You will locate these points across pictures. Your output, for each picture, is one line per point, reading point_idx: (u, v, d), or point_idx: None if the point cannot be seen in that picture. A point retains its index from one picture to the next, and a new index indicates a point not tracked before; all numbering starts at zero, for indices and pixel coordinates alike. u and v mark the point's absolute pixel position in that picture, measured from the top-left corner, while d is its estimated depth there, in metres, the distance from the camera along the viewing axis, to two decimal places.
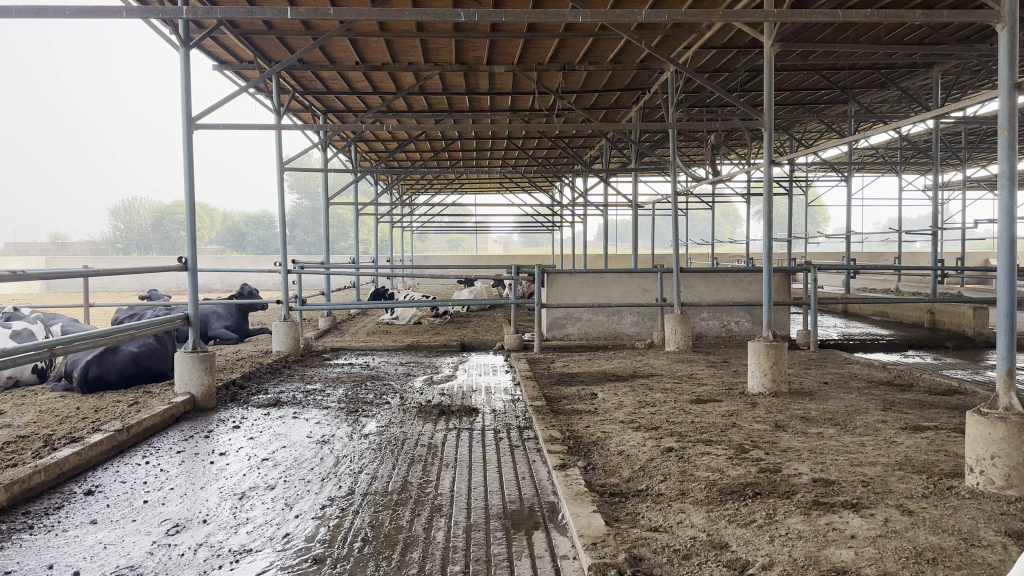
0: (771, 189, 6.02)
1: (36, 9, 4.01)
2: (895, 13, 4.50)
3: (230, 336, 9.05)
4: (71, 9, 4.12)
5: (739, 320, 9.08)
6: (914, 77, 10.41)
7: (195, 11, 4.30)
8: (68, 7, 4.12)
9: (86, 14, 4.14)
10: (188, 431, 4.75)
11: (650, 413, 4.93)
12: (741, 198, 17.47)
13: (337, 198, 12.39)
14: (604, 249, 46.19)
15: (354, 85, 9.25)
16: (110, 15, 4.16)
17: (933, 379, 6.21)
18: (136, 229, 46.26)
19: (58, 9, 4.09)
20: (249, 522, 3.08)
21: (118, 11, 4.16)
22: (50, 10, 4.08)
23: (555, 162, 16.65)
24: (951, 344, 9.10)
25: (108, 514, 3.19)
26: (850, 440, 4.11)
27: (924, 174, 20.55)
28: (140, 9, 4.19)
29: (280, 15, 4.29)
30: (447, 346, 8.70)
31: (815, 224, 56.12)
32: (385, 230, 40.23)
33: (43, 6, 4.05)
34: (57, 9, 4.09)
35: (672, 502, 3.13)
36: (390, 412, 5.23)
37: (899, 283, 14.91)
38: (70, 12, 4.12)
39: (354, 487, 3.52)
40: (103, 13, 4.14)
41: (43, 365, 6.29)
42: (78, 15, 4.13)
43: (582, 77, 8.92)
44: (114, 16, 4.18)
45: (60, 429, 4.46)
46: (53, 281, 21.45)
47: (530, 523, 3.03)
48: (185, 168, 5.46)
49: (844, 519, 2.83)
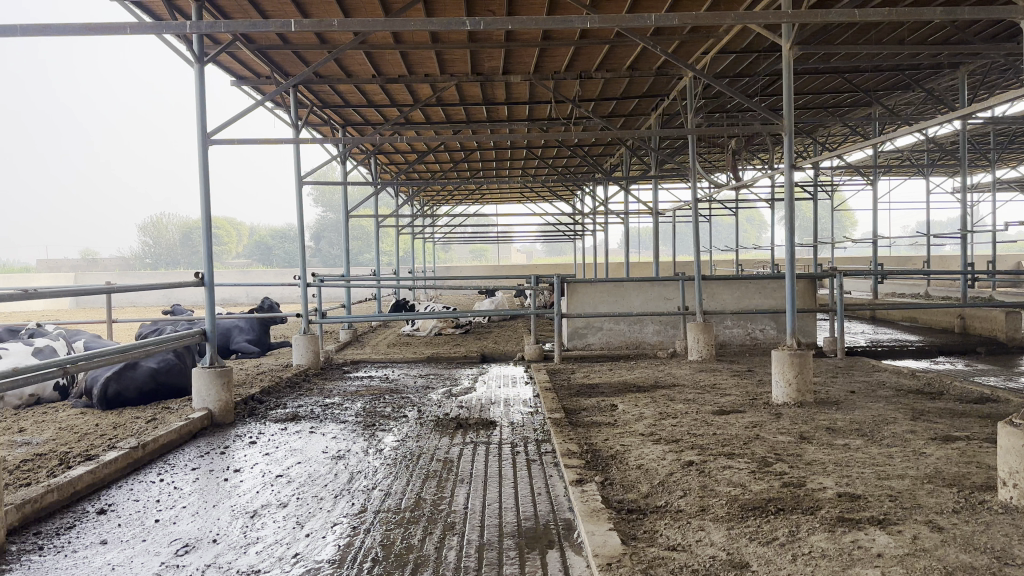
0: (793, 195, 5.85)
1: (40, 27, 4.00)
2: (916, 11, 4.38)
3: (252, 350, 9.08)
4: (74, 26, 4.12)
5: (764, 328, 8.91)
6: (939, 78, 10.21)
7: (200, 25, 4.28)
8: (71, 24, 4.12)
9: (91, 31, 4.15)
10: (205, 447, 4.73)
11: (671, 425, 4.82)
12: (765, 204, 17.27)
13: (357, 209, 12.38)
14: (626, 257, 46.06)
15: (371, 98, 9.26)
16: (115, 31, 4.16)
17: (965, 386, 6.03)
18: (164, 244, 46.94)
19: (62, 27, 4.09)
20: (260, 541, 3.04)
21: (122, 27, 4.16)
22: (54, 27, 4.08)
23: (575, 171, 16.58)
24: (983, 349, 8.89)
25: (119, 534, 3.16)
26: (878, 452, 3.98)
27: (951, 177, 20.21)
28: (143, 24, 4.17)
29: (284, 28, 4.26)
30: (467, 358, 8.64)
31: (841, 229, 55.54)
32: (407, 242, 40.43)
33: (46, 23, 4.04)
34: (61, 27, 4.09)
35: (692, 519, 3.03)
36: (408, 426, 5.18)
37: (929, 288, 14.61)
38: (75, 30, 4.12)
39: (367, 504, 3.47)
40: (107, 29, 4.14)
41: (65, 383, 6.32)
42: (82, 32, 4.13)
43: (599, 84, 8.85)
44: (118, 32, 4.17)
45: (78, 446, 4.46)
46: (81, 297, 21.79)
47: (544, 541, 2.95)
48: (200, 183, 5.46)
49: (871, 536, 2.72)
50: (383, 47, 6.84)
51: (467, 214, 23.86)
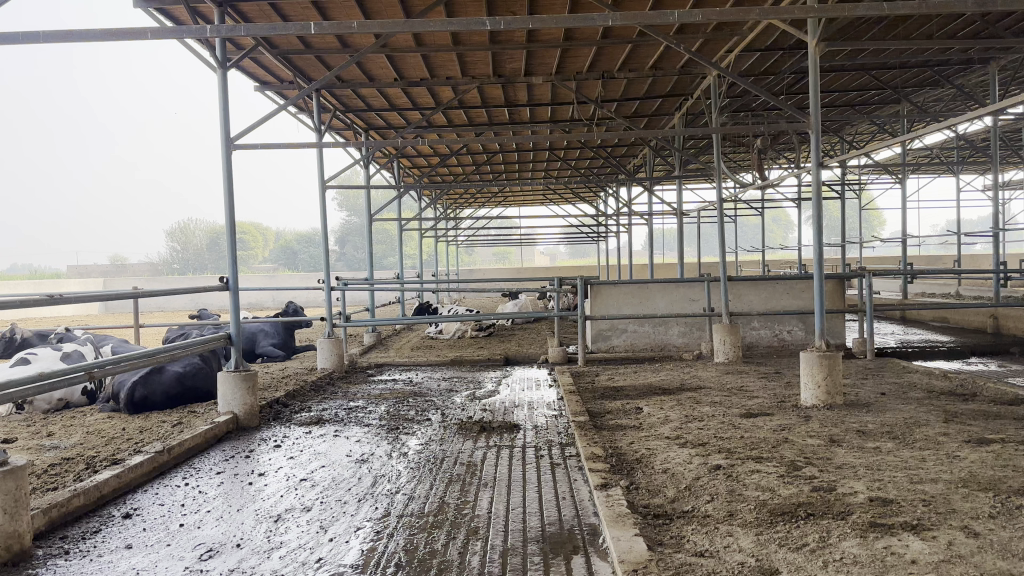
0: (820, 194, 5.74)
1: (63, 33, 4.04)
2: (946, 5, 4.28)
3: (277, 353, 9.12)
4: (97, 32, 4.16)
5: (792, 329, 8.80)
6: (969, 73, 10.01)
7: (221, 29, 4.30)
8: (94, 30, 4.15)
9: (113, 36, 4.19)
10: (230, 451, 4.74)
11: (697, 428, 4.76)
12: (791, 203, 17.06)
13: (380, 213, 12.39)
14: (651, 257, 45.91)
15: (393, 101, 9.29)
16: (136, 36, 4.19)
17: (999, 388, 5.90)
18: (192, 249, 47.52)
19: (84, 32, 4.13)
20: (283, 546, 3.03)
21: (143, 32, 4.19)
22: (77, 34, 4.12)
23: (598, 172, 16.50)
24: (1017, 350, 8.70)
25: (144, 538, 3.17)
26: (910, 455, 3.89)
27: (983, 175, 19.85)
28: (164, 29, 4.20)
29: (304, 31, 4.27)
30: (491, 361, 8.61)
31: (870, 228, 54.91)
32: (431, 246, 40.63)
33: (69, 30, 4.09)
34: (84, 33, 4.13)
35: (719, 524, 2.98)
36: (431, 429, 5.16)
37: (960, 287, 14.38)
38: (97, 35, 4.16)
39: (390, 509, 3.45)
40: (129, 34, 4.17)
41: (93, 387, 6.39)
42: (104, 37, 4.17)
43: (622, 84, 8.79)
44: (140, 37, 4.20)
45: (105, 450, 4.50)
46: (110, 302, 22.17)
47: (569, 547, 2.91)
48: (225, 187, 5.48)
49: (905, 542, 2.65)
50: (404, 50, 6.84)
51: (491, 216, 23.87)
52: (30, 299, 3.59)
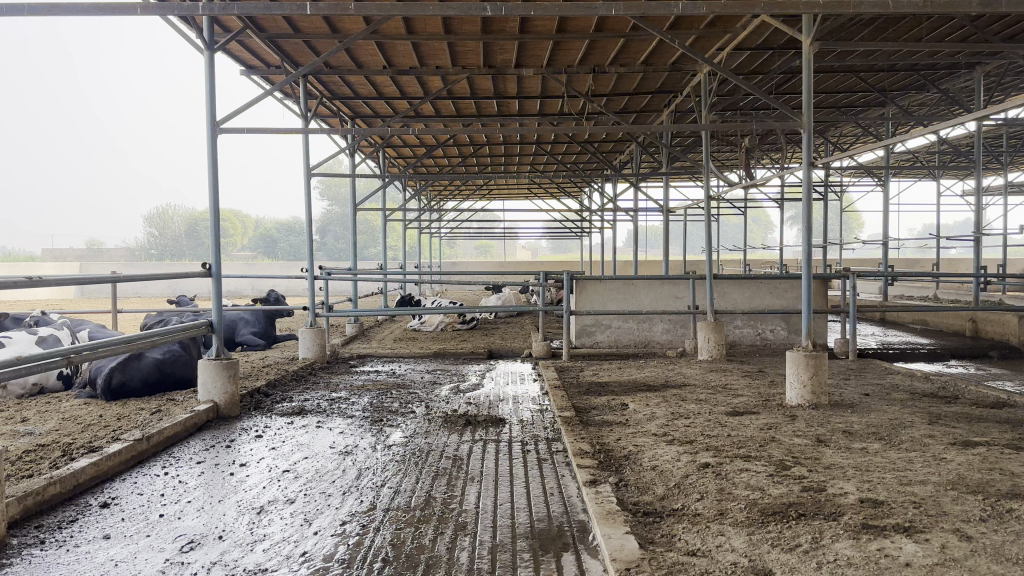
0: (810, 194, 5.72)
1: (50, 7, 3.92)
2: (950, 4, 4.27)
3: (257, 342, 9.01)
4: (85, 6, 4.04)
5: (775, 328, 8.82)
6: (956, 78, 10.07)
7: (213, 6, 4.19)
8: (80, 4, 4.04)
9: (102, 12, 4.08)
10: (210, 440, 4.66)
11: (684, 425, 4.74)
12: (775, 203, 17.13)
13: (363, 202, 12.23)
14: (634, 256, 46.12)
15: (381, 89, 9.18)
16: (125, 11, 4.08)
17: (981, 391, 5.93)
18: (170, 236, 47.00)
19: (71, 6, 4.01)
20: (266, 539, 2.96)
21: (133, 8, 4.09)
22: (63, 7, 4.00)
23: (585, 167, 16.47)
24: (996, 354, 8.78)
25: (122, 529, 3.09)
26: (897, 457, 3.89)
27: (963, 181, 20.06)
28: (153, 5, 4.09)
29: (299, 11, 4.17)
30: (475, 354, 8.56)
31: (849, 231, 55.44)
32: (414, 238, 40.45)
33: (55, 3, 3.97)
34: (70, 6, 4.01)
35: (710, 523, 2.95)
36: (415, 422, 5.10)
37: (939, 291, 14.52)
38: (84, 9, 4.04)
39: (376, 502, 3.39)
40: (118, 9, 4.06)
41: (69, 372, 6.27)
42: (92, 12, 4.05)
43: (612, 79, 8.75)
44: (129, 13, 4.10)
45: (81, 437, 4.40)
46: (86, 286, 21.90)
47: (559, 544, 2.87)
48: (209, 172, 5.37)
49: (898, 544, 2.63)
50: (395, 37, 6.75)
51: (474, 209, 23.80)
52: (9, 282, 3.49)
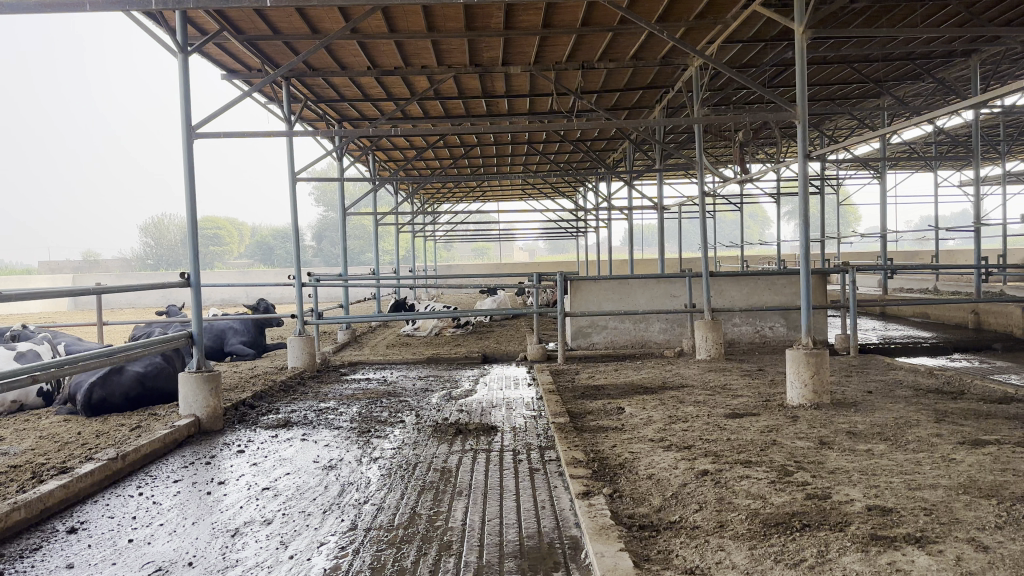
0: (806, 187, 5.49)
1: None
2: None
3: (247, 352, 8.85)
4: (32, 3, 3.97)
5: (774, 326, 8.66)
6: (951, 66, 9.91)
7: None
8: (28, 2, 3.96)
9: (48, 8, 4.00)
10: (190, 457, 4.49)
11: (681, 429, 4.57)
12: (772, 197, 16.99)
13: (353, 206, 11.99)
14: (631, 254, 46.13)
15: (366, 91, 9.02)
16: (73, 8, 4.02)
17: (986, 386, 5.76)
18: (166, 245, 46.80)
19: (16, 4, 3.93)
20: (238, 565, 2.78)
21: (82, 4, 4.02)
22: (8, 5, 3.92)
23: (578, 165, 16.30)
24: (1000, 346, 8.61)
25: (87, 556, 2.91)
26: (904, 459, 3.72)
27: (960, 171, 19.91)
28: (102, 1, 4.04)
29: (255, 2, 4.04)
30: (469, 359, 8.39)
31: (847, 224, 55.48)
32: (408, 240, 40.37)
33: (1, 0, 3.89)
34: (16, 4, 3.93)
35: (709, 537, 2.78)
36: (404, 432, 4.92)
37: (938, 283, 14.34)
38: (31, 7, 3.98)
39: (357, 521, 3.21)
40: (65, 6, 4.00)
41: (49, 388, 6.09)
42: (39, 9, 3.98)
43: (600, 75, 8.59)
44: (79, 9, 4.02)
45: (57, 456, 4.23)
46: (80, 298, 21.78)
47: (549, 564, 2.70)
48: (186, 179, 5.18)
49: (910, 557, 2.46)
50: (377, 36, 6.58)
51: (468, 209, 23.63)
52: None
